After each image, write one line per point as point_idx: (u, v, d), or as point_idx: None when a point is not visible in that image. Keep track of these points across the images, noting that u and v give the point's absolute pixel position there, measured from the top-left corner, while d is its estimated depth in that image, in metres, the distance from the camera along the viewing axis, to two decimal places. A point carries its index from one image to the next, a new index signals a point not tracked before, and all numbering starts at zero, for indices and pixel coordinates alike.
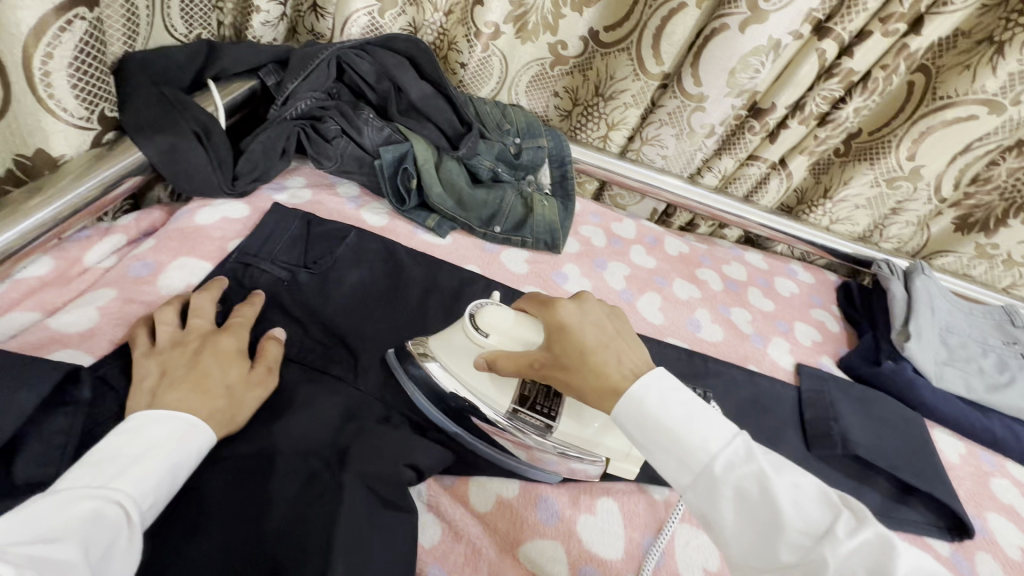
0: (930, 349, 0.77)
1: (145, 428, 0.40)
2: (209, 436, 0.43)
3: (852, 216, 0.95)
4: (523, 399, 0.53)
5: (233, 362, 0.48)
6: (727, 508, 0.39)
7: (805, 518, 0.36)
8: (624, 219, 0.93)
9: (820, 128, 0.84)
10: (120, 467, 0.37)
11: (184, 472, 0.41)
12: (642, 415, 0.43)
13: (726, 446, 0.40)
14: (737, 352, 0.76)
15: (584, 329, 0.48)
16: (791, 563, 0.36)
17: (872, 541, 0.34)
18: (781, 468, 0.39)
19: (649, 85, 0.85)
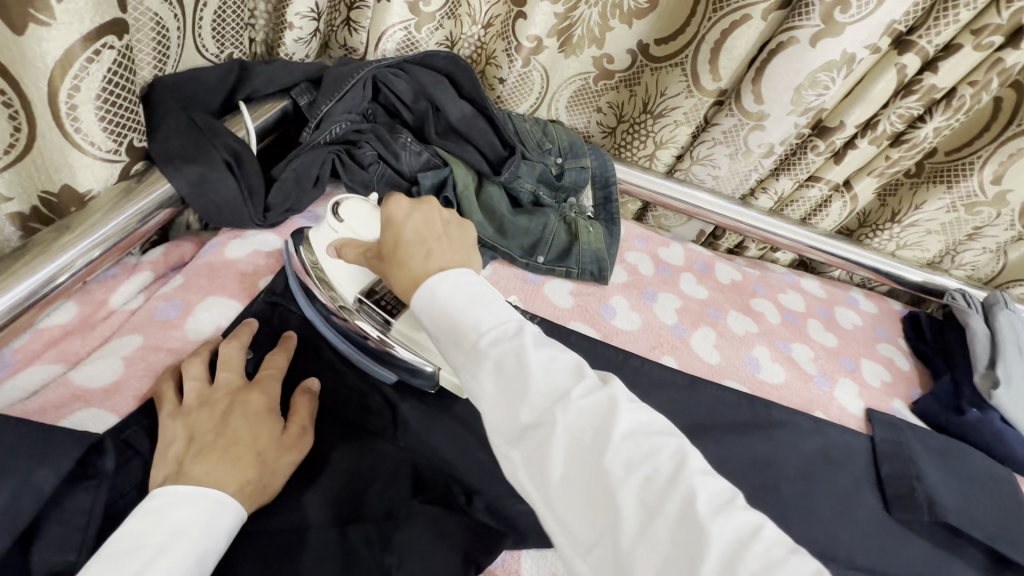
0: (1022, 396, 0.69)
1: (169, 510, 0.37)
2: (239, 513, 0.39)
3: (923, 241, 0.88)
4: (371, 293, 0.54)
5: (265, 422, 0.45)
6: (488, 379, 0.38)
7: (550, 383, 0.37)
8: (671, 243, 0.87)
9: (892, 149, 0.77)
10: (141, 561, 0.34)
11: (213, 558, 0.37)
12: (432, 303, 0.41)
13: (497, 326, 0.39)
14: (802, 396, 0.70)
15: (404, 223, 0.46)
16: (528, 423, 0.36)
17: (603, 402, 0.37)
18: (544, 344, 0.39)
19: (703, 103, 0.79)
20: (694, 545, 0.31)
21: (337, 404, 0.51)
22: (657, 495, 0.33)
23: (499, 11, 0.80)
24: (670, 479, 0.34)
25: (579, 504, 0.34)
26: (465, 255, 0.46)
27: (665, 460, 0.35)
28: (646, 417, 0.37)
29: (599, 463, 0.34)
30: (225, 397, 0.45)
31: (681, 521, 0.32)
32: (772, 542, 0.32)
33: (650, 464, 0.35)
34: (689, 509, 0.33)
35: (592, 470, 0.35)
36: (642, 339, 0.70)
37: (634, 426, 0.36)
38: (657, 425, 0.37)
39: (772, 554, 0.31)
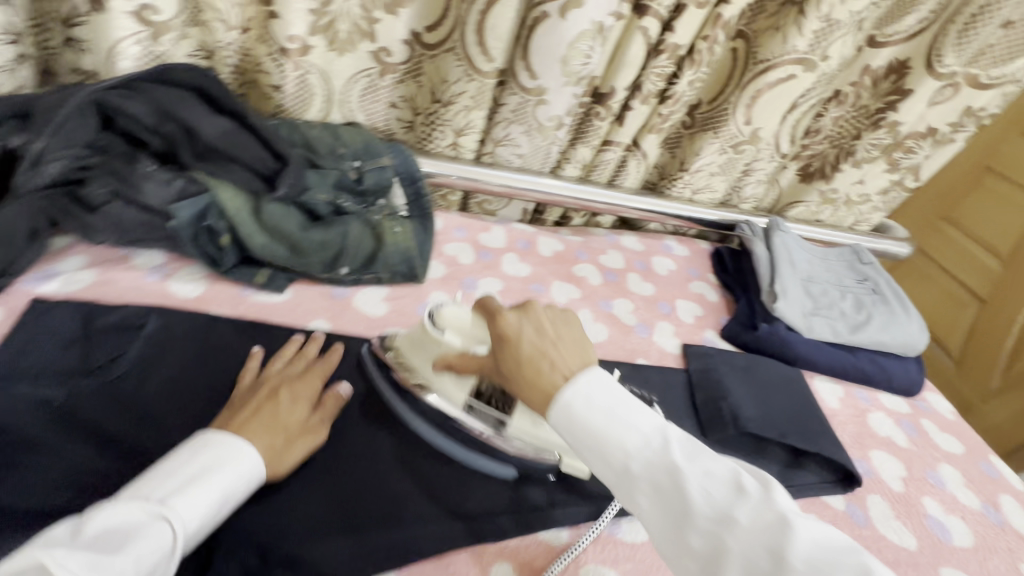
0: (797, 302, 0.79)
1: (212, 454, 0.45)
2: (262, 469, 0.47)
3: (710, 184, 0.97)
4: (479, 395, 0.57)
5: (301, 407, 0.54)
6: (643, 501, 0.41)
7: (712, 504, 0.39)
8: (491, 227, 0.88)
9: (661, 106, 0.84)
10: (178, 485, 0.42)
11: (235, 497, 0.45)
12: (573, 421, 0.44)
13: (642, 445, 0.42)
14: (623, 348, 0.74)
15: (518, 335, 0.49)
16: (698, 548, 0.38)
17: (769, 517, 0.38)
18: (694, 457, 0.42)
19: (485, 85, 0.79)
20: None
21: (80, 493, 0.45)
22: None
23: (252, 13, 0.73)
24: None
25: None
26: (583, 353, 0.48)
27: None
28: (822, 536, 0.38)
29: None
30: (273, 380, 0.55)
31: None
32: None
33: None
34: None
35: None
36: None
37: (810, 543, 0.37)
38: (832, 541, 0.38)
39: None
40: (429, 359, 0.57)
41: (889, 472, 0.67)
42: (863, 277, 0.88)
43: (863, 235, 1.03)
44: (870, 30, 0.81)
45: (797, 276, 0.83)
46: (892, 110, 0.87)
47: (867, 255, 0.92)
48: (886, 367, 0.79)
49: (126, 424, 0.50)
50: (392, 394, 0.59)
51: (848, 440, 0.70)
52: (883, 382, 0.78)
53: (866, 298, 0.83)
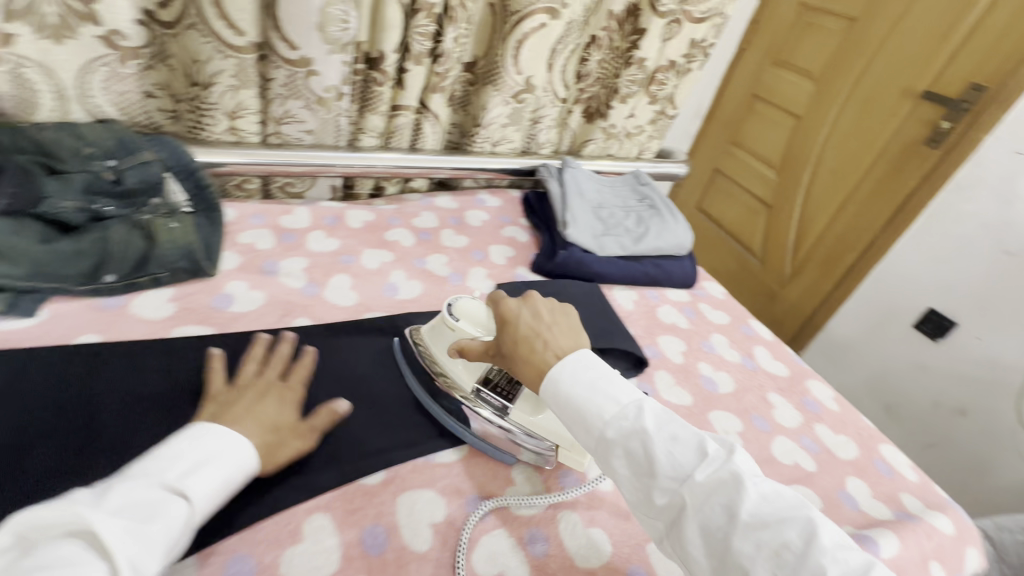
0: (587, 227, 0.90)
1: (219, 438, 0.45)
2: (258, 462, 0.47)
3: (505, 135, 1.04)
4: (487, 381, 0.62)
5: (288, 409, 0.53)
6: (620, 465, 0.46)
7: (676, 467, 0.43)
8: (293, 209, 0.86)
9: (436, 65, 0.88)
10: (186, 467, 0.42)
11: (238, 481, 0.45)
12: (558, 392, 0.50)
13: (617, 414, 0.47)
14: (437, 299, 0.78)
15: (517, 317, 0.56)
16: (661, 504, 0.44)
17: (726, 478, 0.42)
18: (665, 424, 0.46)
19: (245, 62, 0.75)
20: None
21: None
22: (788, 565, 0.39)
23: None
24: (803, 558, 0.39)
25: (715, 569, 0.42)
26: (573, 338, 0.54)
27: (795, 535, 0.40)
28: (774, 496, 0.42)
29: (730, 541, 0.40)
30: (260, 384, 0.54)
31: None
32: None
33: (775, 538, 0.40)
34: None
35: (724, 545, 0.41)
36: (267, 313, 0.67)
37: (758, 499, 0.41)
38: (785, 501, 0.42)
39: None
40: (445, 345, 0.63)
41: (671, 350, 0.81)
42: (643, 198, 1.02)
43: (646, 162, 1.19)
44: None
45: (586, 205, 0.94)
46: (636, 48, 1.00)
47: (645, 178, 1.06)
48: (666, 268, 0.93)
49: None
50: (423, 390, 0.63)
51: (640, 333, 0.82)
52: (666, 281, 0.93)
53: (646, 215, 0.97)
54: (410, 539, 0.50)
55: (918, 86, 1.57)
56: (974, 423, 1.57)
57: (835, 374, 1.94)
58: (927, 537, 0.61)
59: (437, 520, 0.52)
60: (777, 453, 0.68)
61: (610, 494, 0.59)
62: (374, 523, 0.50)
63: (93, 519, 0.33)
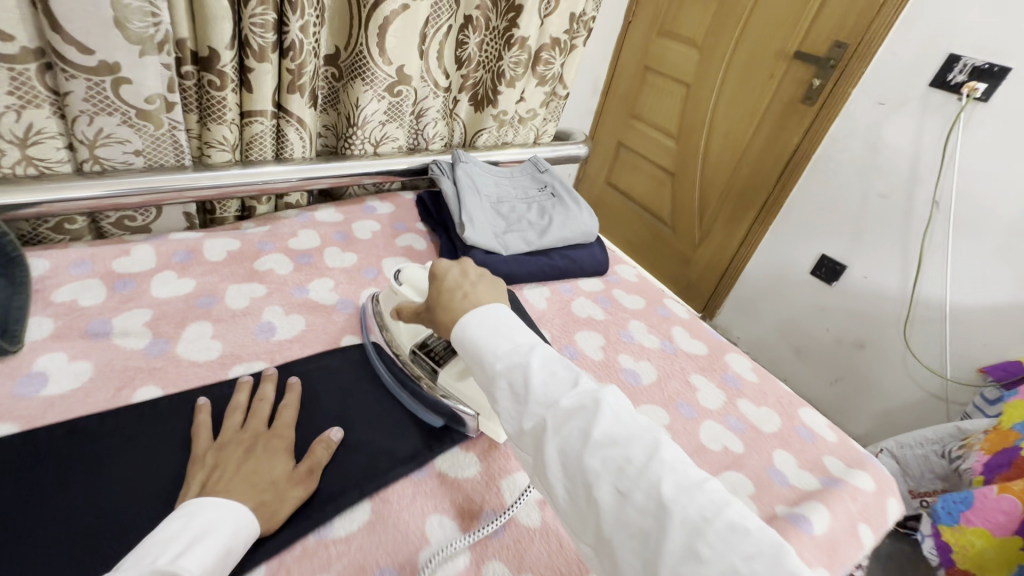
0: (487, 226, 0.83)
1: (210, 512, 0.42)
2: (258, 524, 0.44)
3: (387, 133, 0.93)
4: (424, 346, 0.63)
5: (280, 459, 0.50)
6: (502, 396, 0.44)
7: (546, 393, 0.42)
8: (132, 249, 0.71)
9: (286, 60, 0.76)
10: (180, 548, 0.39)
11: (237, 552, 0.42)
12: (460, 334, 0.49)
13: (509, 350, 0.46)
14: (323, 332, 0.68)
15: (445, 274, 0.56)
16: (528, 427, 0.42)
17: (587, 404, 0.41)
18: (548, 361, 0.45)
19: (22, 73, 0.60)
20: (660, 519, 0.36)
21: None
22: (630, 479, 0.38)
23: None
24: (646, 472, 0.38)
25: (568, 493, 0.40)
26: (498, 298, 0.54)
27: (640, 452, 0.39)
28: (627, 418, 0.42)
29: (582, 460, 0.39)
30: (249, 436, 0.51)
31: (651, 501, 0.37)
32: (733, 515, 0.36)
33: (622, 453, 0.39)
34: (655, 492, 0.37)
35: (578, 465, 0.39)
36: (96, 390, 0.54)
37: (612, 421, 0.41)
38: (638, 425, 0.41)
39: (722, 534, 0.35)
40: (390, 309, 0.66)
41: (589, 346, 0.76)
42: (543, 186, 0.96)
43: (544, 147, 1.15)
44: None
45: (483, 201, 0.87)
46: (515, 28, 0.93)
47: (543, 164, 1.00)
48: (575, 258, 0.88)
49: None
50: (375, 354, 0.66)
51: (555, 334, 0.77)
52: (577, 271, 0.89)
53: (547, 204, 0.91)
54: None
55: (789, 47, 1.64)
56: (869, 355, 1.71)
57: (749, 326, 2.06)
58: (853, 499, 0.61)
59: None
60: (705, 440, 0.66)
61: (537, 527, 0.53)
62: None
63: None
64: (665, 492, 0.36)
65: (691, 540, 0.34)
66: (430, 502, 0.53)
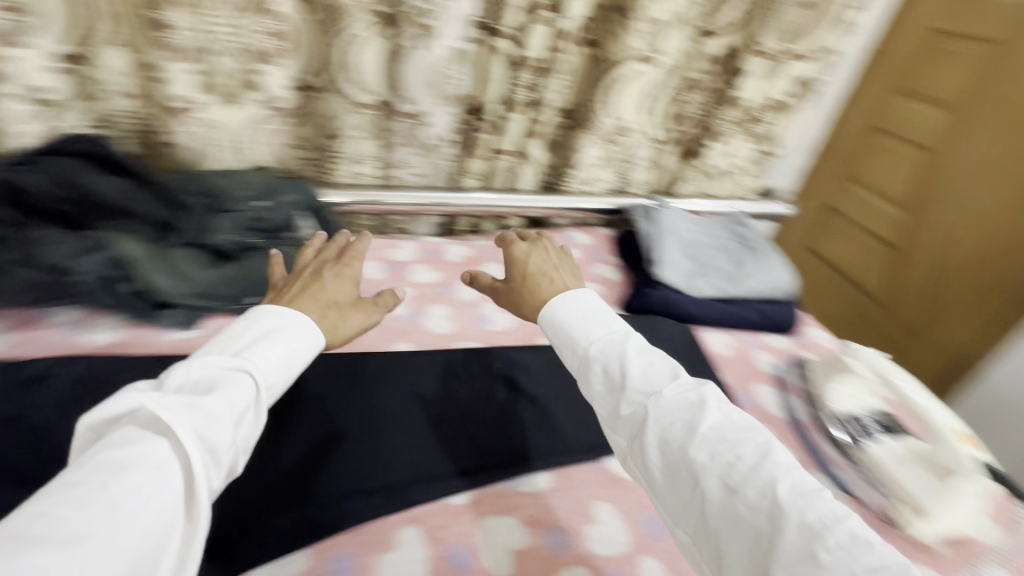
0: (679, 266, 0.89)
1: (268, 321, 0.51)
2: (319, 336, 0.53)
3: (600, 176, 1.07)
4: (855, 417, 0.70)
5: (346, 287, 0.63)
6: (596, 384, 0.50)
7: (647, 382, 0.47)
8: (402, 244, 0.95)
9: (535, 113, 0.94)
10: (246, 344, 0.47)
11: (297, 359, 0.50)
12: (553, 317, 0.56)
13: (603, 336, 0.52)
14: (526, 331, 0.81)
15: (528, 258, 0.67)
16: (627, 413, 0.47)
17: (692, 400, 0.45)
18: (643, 351, 0.50)
19: (368, 116, 0.86)
20: (769, 522, 0.38)
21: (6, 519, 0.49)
22: (739, 475, 0.40)
23: (136, 81, 0.78)
24: (756, 468, 0.40)
25: (669, 479, 0.43)
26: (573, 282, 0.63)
27: (749, 452, 0.42)
28: (740, 420, 0.45)
29: (685, 451, 0.43)
30: (317, 263, 0.65)
31: (764, 499, 0.39)
32: (848, 521, 0.37)
33: (733, 451, 0.42)
34: (769, 492, 0.39)
35: (681, 456, 0.43)
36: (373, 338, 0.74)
37: (721, 420, 0.44)
38: (746, 425, 0.44)
39: (843, 544, 0.36)
40: (829, 371, 0.76)
41: (769, 401, 0.76)
42: (741, 239, 0.99)
43: (745, 202, 1.16)
44: (699, 24, 0.91)
45: (680, 244, 0.94)
46: (733, 89, 1.01)
47: (744, 220, 1.04)
48: (768, 313, 0.88)
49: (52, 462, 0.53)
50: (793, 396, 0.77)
51: (736, 380, 0.79)
52: (766, 327, 0.89)
53: (744, 256, 0.93)
54: (493, 563, 0.50)
55: None
56: None
57: None
58: None
59: (517, 547, 0.52)
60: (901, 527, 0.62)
61: None
62: (461, 543, 0.51)
63: (154, 406, 0.37)
64: (780, 490, 0.38)
65: (809, 544, 0.36)
66: (605, 488, 0.60)
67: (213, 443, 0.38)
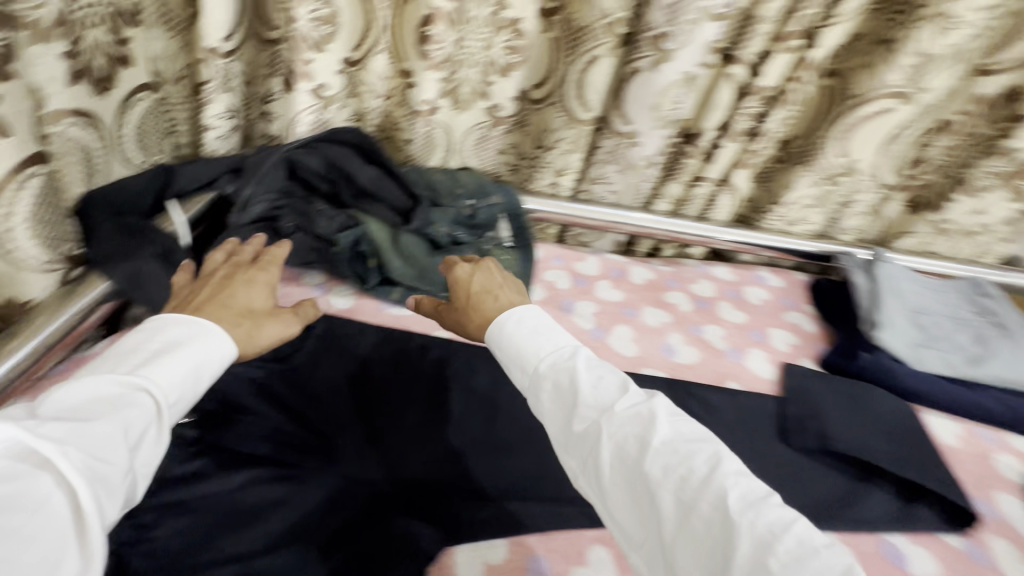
0: (903, 333, 0.79)
1: (168, 328, 0.50)
2: (231, 347, 0.52)
3: (806, 216, 0.99)
4: None
5: (262, 294, 0.61)
6: (547, 398, 0.52)
7: (599, 399, 0.50)
8: (587, 256, 0.94)
9: (752, 142, 0.89)
10: (145, 359, 0.47)
11: (205, 376, 0.49)
12: (502, 333, 0.57)
13: (551, 351, 0.54)
14: (714, 371, 0.77)
15: (469, 279, 0.66)
16: (580, 429, 0.49)
17: (643, 414, 0.48)
18: (593, 366, 0.52)
19: (582, 131, 0.89)
20: (723, 533, 0.41)
21: (279, 448, 0.58)
22: (692, 489, 0.44)
23: (394, 84, 0.90)
24: (706, 481, 0.44)
25: (624, 491, 0.46)
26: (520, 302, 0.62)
27: (701, 463, 0.45)
28: (683, 428, 0.48)
29: (641, 465, 0.45)
30: (231, 267, 0.63)
31: (716, 513, 0.42)
32: (801, 534, 0.41)
33: (686, 466, 0.45)
34: (721, 505, 0.42)
35: (636, 470, 0.45)
36: None
37: (673, 434, 0.47)
38: (696, 436, 0.48)
39: (786, 534, 0.40)
40: None
41: (1016, 516, 0.65)
42: (983, 312, 0.84)
43: (983, 267, 0.99)
44: (976, 61, 0.79)
45: (905, 307, 0.82)
46: (1008, 135, 0.84)
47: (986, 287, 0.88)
48: (1017, 408, 0.75)
49: (310, 404, 0.63)
50: None
51: (971, 479, 0.68)
52: (1016, 425, 0.74)
53: (988, 335, 0.80)
54: None
55: None
56: None
57: None
58: None
59: None
60: None
61: None
62: None
63: (31, 440, 0.38)
64: (730, 502, 0.42)
65: (762, 556, 0.39)
66: None
67: (100, 471, 0.39)
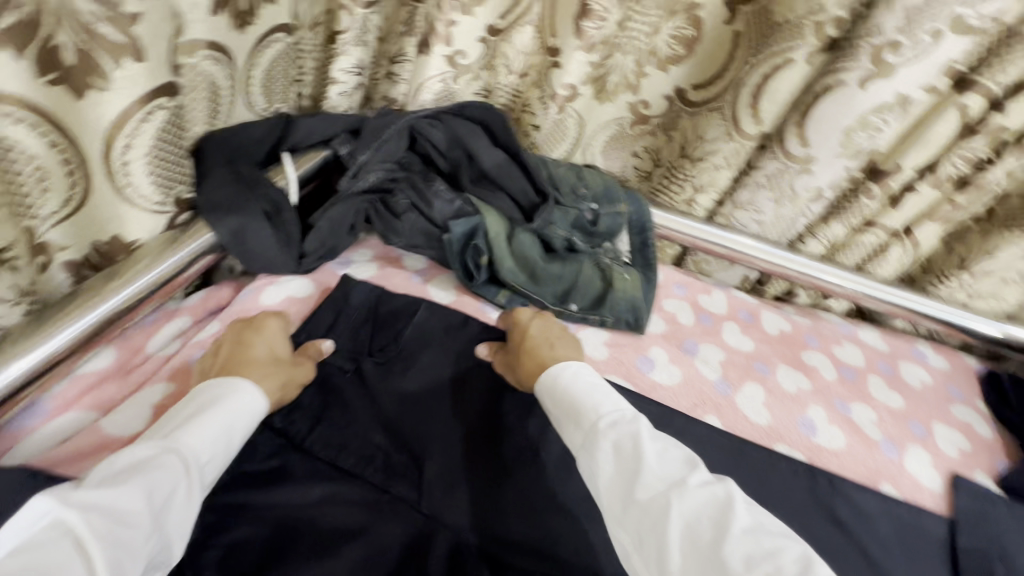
0: None
1: (207, 391, 0.49)
2: (262, 403, 0.50)
3: (998, 292, 0.80)
4: None
5: (279, 340, 0.57)
6: (605, 458, 0.48)
7: (665, 472, 0.45)
8: (713, 290, 0.81)
9: (957, 193, 0.72)
10: (179, 423, 0.46)
11: (236, 435, 0.48)
12: (556, 386, 0.54)
13: (614, 411, 0.50)
14: (866, 467, 0.63)
15: (529, 325, 0.62)
16: (643, 497, 0.44)
17: (719, 496, 0.44)
18: (657, 435, 0.49)
19: (744, 147, 0.74)
20: None
21: (365, 462, 0.53)
22: None
23: (535, 61, 0.79)
24: None
25: None
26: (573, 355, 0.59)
27: (790, 563, 0.40)
28: (762, 521, 0.43)
29: (720, 551, 0.40)
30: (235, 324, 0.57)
31: None
32: None
33: (774, 564, 0.40)
34: None
35: (713, 555, 0.40)
36: (683, 397, 0.65)
37: (750, 524, 0.42)
38: (775, 531, 0.43)
39: None
40: None
41: None
42: None
43: None
44: None
45: None
46: None
47: None
48: None
49: (399, 412, 0.57)
50: None
51: None
52: None
53: None
54: None
55: None
56: None
57: None
58: None
59: None
60: None
61: None
62: None
63: (60, 509, 0.36)
64: None
65: None
66: None
67: (126, 541, 0.37)
